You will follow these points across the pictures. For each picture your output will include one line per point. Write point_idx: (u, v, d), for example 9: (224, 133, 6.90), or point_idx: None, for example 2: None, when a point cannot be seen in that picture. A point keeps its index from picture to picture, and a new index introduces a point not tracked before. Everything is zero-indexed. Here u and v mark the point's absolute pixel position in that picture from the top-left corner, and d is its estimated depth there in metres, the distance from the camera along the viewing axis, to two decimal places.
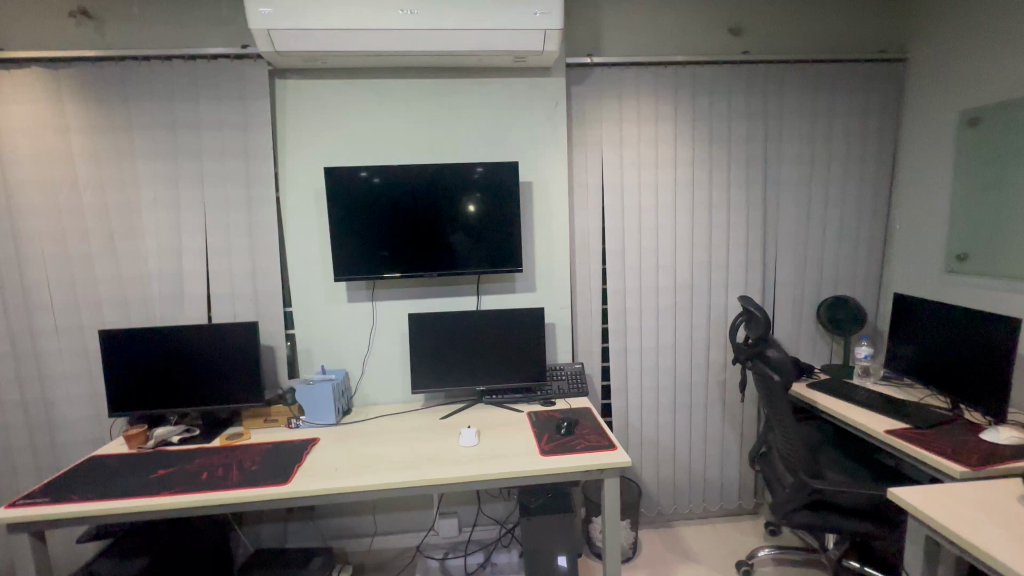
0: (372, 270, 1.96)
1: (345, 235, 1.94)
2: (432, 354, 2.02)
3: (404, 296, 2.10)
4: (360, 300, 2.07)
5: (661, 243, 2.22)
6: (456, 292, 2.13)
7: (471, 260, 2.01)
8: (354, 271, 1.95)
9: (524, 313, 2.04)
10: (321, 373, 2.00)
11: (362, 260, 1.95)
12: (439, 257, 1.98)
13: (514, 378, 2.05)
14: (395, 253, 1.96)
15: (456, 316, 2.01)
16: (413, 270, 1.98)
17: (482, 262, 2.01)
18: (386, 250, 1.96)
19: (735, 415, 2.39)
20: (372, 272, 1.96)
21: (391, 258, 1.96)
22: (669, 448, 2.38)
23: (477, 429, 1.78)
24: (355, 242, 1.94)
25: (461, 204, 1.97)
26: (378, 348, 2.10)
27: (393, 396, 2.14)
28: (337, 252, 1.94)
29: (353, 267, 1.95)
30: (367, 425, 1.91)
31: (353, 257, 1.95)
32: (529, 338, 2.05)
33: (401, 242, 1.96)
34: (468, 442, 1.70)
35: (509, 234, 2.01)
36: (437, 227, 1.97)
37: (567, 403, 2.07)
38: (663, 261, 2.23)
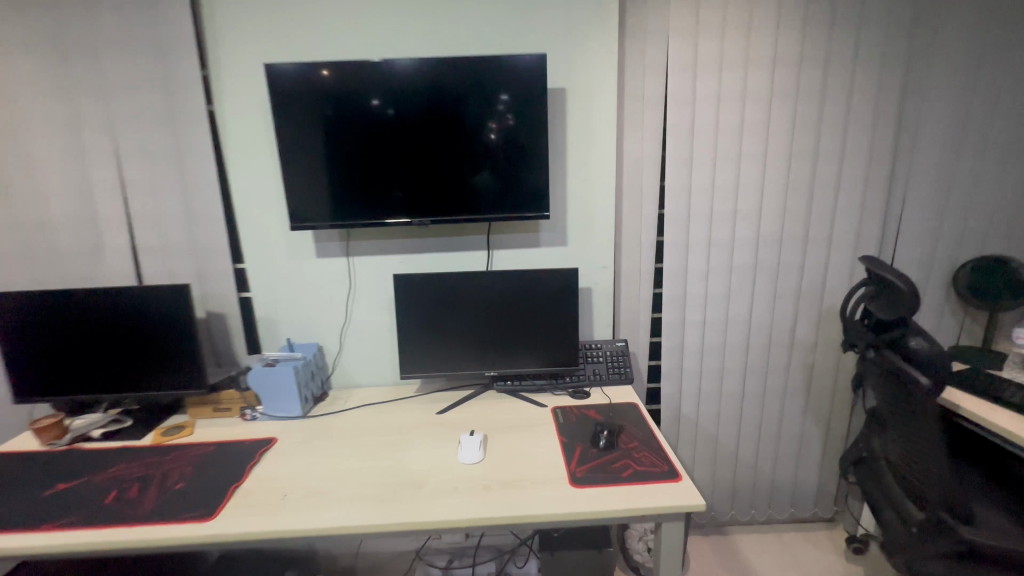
0: (342, 215, 1.45)
1: (303, 165, 1.42)
2: (425, 328, 1.52)
3: (391, 250, 1.58)
4: (333, 256, 1.57)
5: (743, 181, 1.60)
6: (458, 246, 1.59)
7: (477, 202, 1.46)
8: (318, 216, 1.45)
9: (549, 276, 1.51)
10: (284, 351, 1.55)
11: (329, 203, 1.44)
12: (433, 197, 1.45)
13: (533, 362, 1.55)
14: (372, 192, 1.43)
15: (457, 278, 1.49)
16: (397, 216, 1.45)
17: (492, 207, 1.46)
18: (361, 188, 1.43)
19: (822, 407, 1.84)
20: (343, 219, 1.45)
21: (368, 200, 1.44)
22: (731, 446, 1.88)
23: (483, 436, 1.31)
24: (317, 176, 1.42)
25: (491, 114, 1.39)
26: (358, 318, 1.62)
27: (381, 378, 1.68)
28: (295, 190, 1.43)
29: (317, 212, 1.45)
30: (342, 420, 1.46)
31: (316, 197, 1.43)
32: (556, 310, 1.53)
33: (379, 177, 1.43)
34: (469, 457, 1.23)
35: (533, 165, 1.44)
36: (445, 147, 1.41)
37: (604, 393, 1.57)
38: (742, 206, 1.62)
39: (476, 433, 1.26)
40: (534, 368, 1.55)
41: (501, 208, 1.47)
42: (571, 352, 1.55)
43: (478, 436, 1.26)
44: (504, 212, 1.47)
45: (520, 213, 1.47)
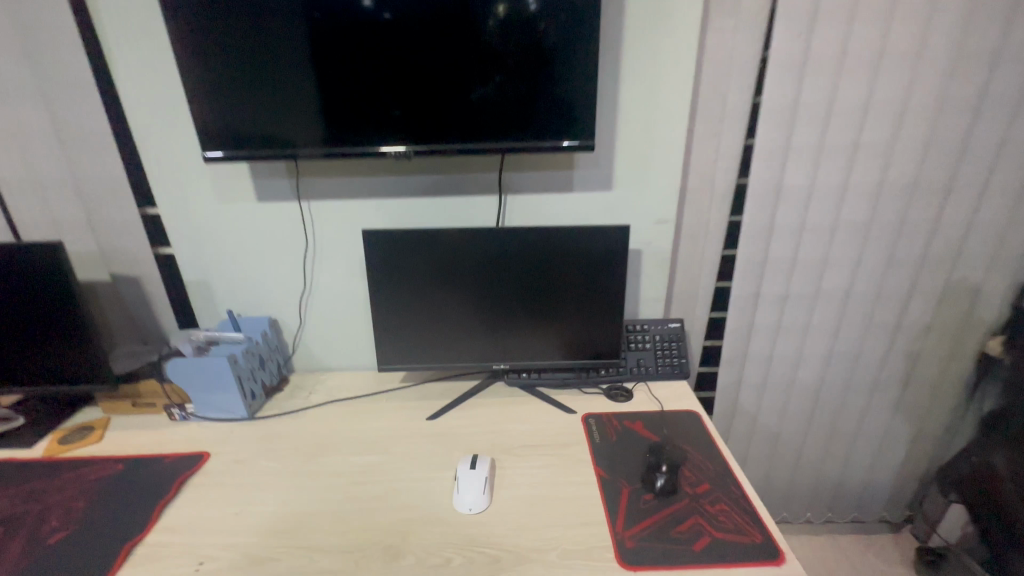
0: (290, 139, 0.97)
1: (220, 55, 0.90)
2: (411, 305, 1.10)
3: (362, 193, 1.11)
4: (281, 200, 1.12)
5: (877, 100, 1.10)
6: (457, 189, 1.12)
7: (496, 122, 0.97)
8: (253, 139, 0.96)
9: (586, 238, 1.06)
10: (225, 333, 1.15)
11: (268, 118, 0.95)
12: (438, 112, 0.96)
13: (558, 353, 1.15)
14: (331, 103, 0.94)
15: (456, 239, 1.05)
16: (372, 142, 0.97)
17: (513, 132, 0.97)
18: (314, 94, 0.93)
19: (920, 403, 1.45)
20: (291, 145, 0.97)
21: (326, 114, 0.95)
22: (794, 445, 1.53)
23: (489, 467, 0.93)
24: (242, 75, 0.92)
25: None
26: (323, 285, 1.20)
27: (356, 361, 1.29)
28: (217, 96, 0.93)
29: (251, 132, 0.96)
30: (301, 426, 1.10)
31: (246, 109, 0.94)
32: (593, 285, 1.09)
33: (341, 78, 0.92)
34: (469, 504, 0.86)
35: (572, 66, 0.93)
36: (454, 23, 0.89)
37: (650, 393, 1.18)
38: (867, 138, 1.13)
39: (478, 465, 0.89)
40: (559, 361, 1.15)
41: (526, 133, 0.98)
42: (610, 340, 1.14)
43: (481, 469, 0.89)
44: (529, 140, 0.98)
45: (550, 143, 0.98)
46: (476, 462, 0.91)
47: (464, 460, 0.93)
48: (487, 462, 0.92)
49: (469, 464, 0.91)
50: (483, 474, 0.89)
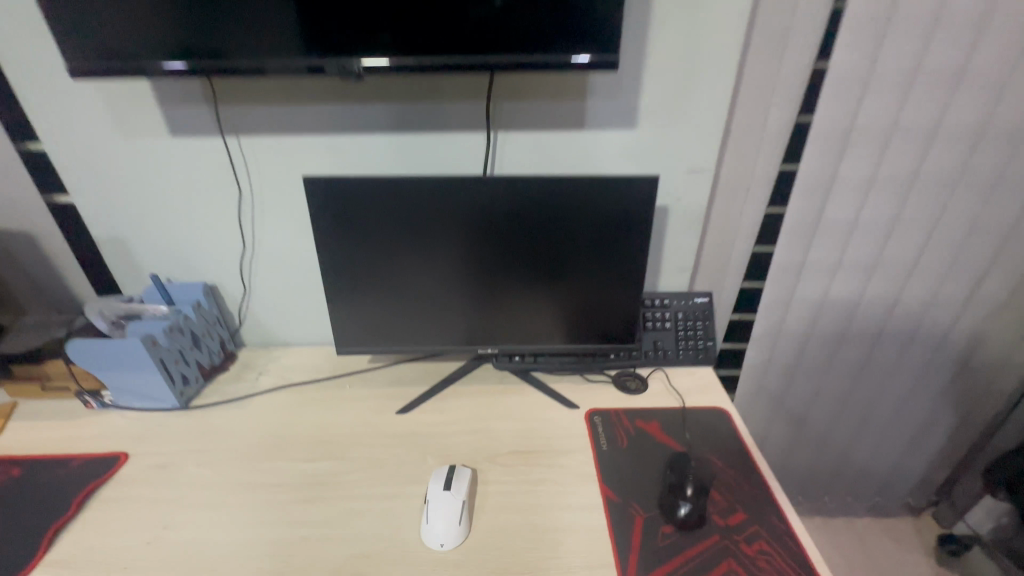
0: (237, 43, 0.69)
1: None
2: (376, 276, 0.87)
3: (308, 126, 0.85)
4: (201, 134, 0.85)
5: (1002, 8, 0.81)
6: (432, 123, 0.85)
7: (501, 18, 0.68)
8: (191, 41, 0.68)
9: (599, 193, 0.81)
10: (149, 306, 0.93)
11: (203, 11, 0.67)
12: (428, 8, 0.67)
13: (558, 335, 0.93)
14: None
15: (428, 191, 0.79)
16: (349, 49, 0.69)
17: (540, 40, 0.69)
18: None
19: (975, 390, 1.26)
20: (243, 52, 0.69)
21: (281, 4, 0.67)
22: (822, 431, 1.36)
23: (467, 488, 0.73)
24: None
25: None
26: (268, 245, 0.96)
27: (317, 335, 1.08)
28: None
29: (166, 39, 0.68)
30: (244, 419, 0.90)
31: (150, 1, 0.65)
32: (606, 254, 0.86)
33: None
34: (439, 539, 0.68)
35: None
36: None
37: (668, 381, 0.98)
38: (978, 63, 0.85)
39: (453, 490, 0.70)
40: (559, 344, 0.94)
41: (551, 44, 0.70)
42: (623, 320, 0.92)
43: (456, 494, 0.71)
44: (553, 54, 0.70)
45: (565, 58, 0.70)
46: (452, 482, 0.72)
47: (438, 474, 0.75)
48: (466, 483, 0.73)
49: (443, 485, 0.72)
50: (458, 500, 0.70)
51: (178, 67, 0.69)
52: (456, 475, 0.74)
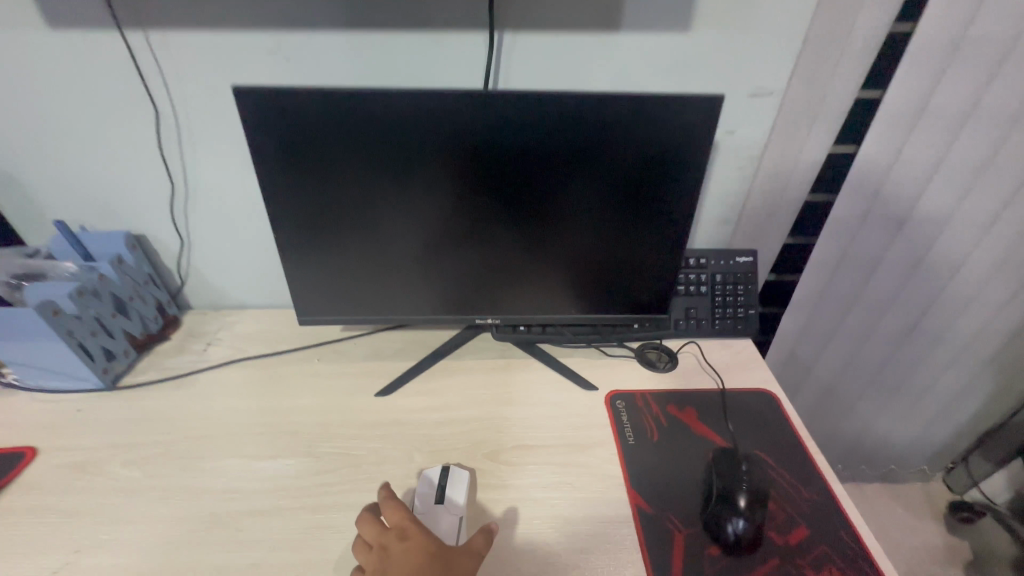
0: None
1: None
2: (343, 228, 0.67)
3: (242, 19, 0.62)
4: (95, 26, 0.62)
5: None
6: (413, 19, 0.63)
7: None
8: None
9: (636, 121, 0.60)
10: (55, 262, 0.73)
11: None
12: None
13: (572, 303, 0.76)
14: None
15: (407, 112, 0.58)
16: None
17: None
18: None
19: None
20: None
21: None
22: (847, 402, 1.23)
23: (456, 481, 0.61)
24: None
25: None
26: (202, 183, 0.75)
27: (276, 296, 0.89)
28: None
29: None
30: (187, 402, 0.73)
31: None
32: (638, 204, 0.67)
33: None
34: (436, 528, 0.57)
35: None
36: None
37: (701, 355, 0.83)
38: None
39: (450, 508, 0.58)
40: (573, 314, 0.77)
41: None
42: (650, 285, 0.75)
43: (455, 511, 0.59)
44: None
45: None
46: (445, 493, 0.60)
47: (427, 478, 0.62)
48: (464, 493, 0.61)
49: (436, 498, 0.60)
50: (458, 518, 0.58)
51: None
52: (450, 482, 0.61)
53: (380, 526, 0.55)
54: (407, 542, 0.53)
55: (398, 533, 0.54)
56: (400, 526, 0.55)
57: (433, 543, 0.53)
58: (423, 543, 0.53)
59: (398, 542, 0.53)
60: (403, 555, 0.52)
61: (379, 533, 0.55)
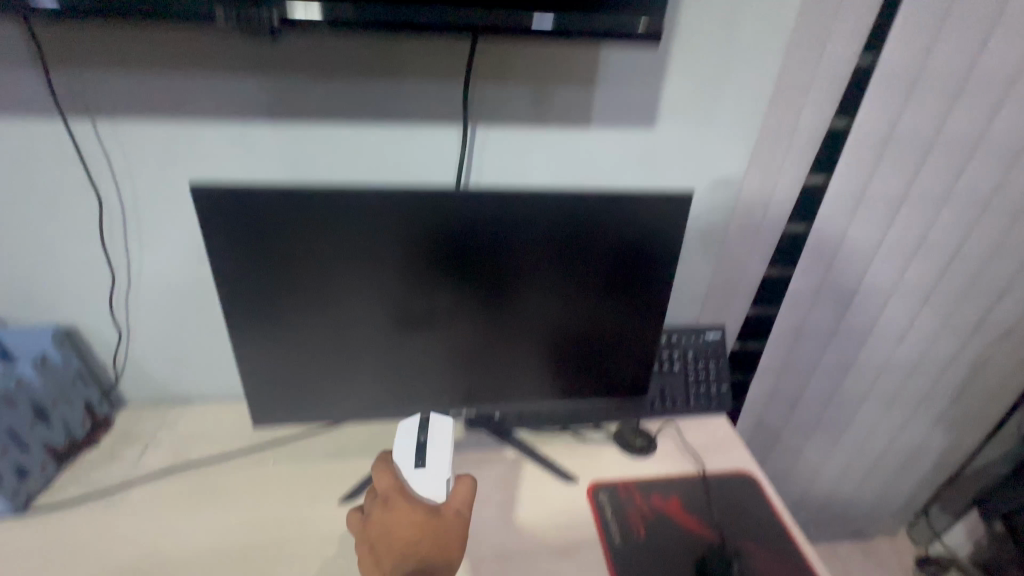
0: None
1: None
2: (305, 324, 0.63)
3: (202, 112, 0.59)
4: (37, 119, 0.58)
5: None
6: (385, 116, 0.62)
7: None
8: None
9: (613, 218, 0.61)
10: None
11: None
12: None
13: (550, 390, 0.74)
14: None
15: (382, 209, 0.57)
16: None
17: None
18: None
19: (975, 423, 1.18)
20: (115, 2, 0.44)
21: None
22: (814, 467, 1.23)
23: (440, 427, 0.62)
24: None
25: None
26: (147, 274, 0.69)
27: (225, 386, 0.81)
28: None
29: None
30: (114, 526, 0.63)
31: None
32: (615, 293, 0.67)
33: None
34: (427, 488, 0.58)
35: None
36: None
37: (679, 435, 0.81)
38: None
39: (434, 460, 0.59)
40: (553, 401, 0.74)
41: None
42: (629, 370, 0.74)
43: (435, 477, 0.58)
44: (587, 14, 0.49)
45: (610, 15, 0.49)
46: (427, 454, 0.59)
47: (406, 432, 0.61)
48: (445, 457, 0.60)
49: (417, 460, 0.59)
50: (437, 485, 0.58)
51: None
52: (432, 438, 0.61)
53: (371, 495, 0.59)
54: (393, 514, 0.55)
55: (386, 502, 0.57)
56: (386, 491, 0.57)
57: (421, 513, 0.55)
58: (410, 513, 0.55)
59: (384, 507, 0.56)
60: (389, 524, 0.55)
61: (370, 502, 0.58)
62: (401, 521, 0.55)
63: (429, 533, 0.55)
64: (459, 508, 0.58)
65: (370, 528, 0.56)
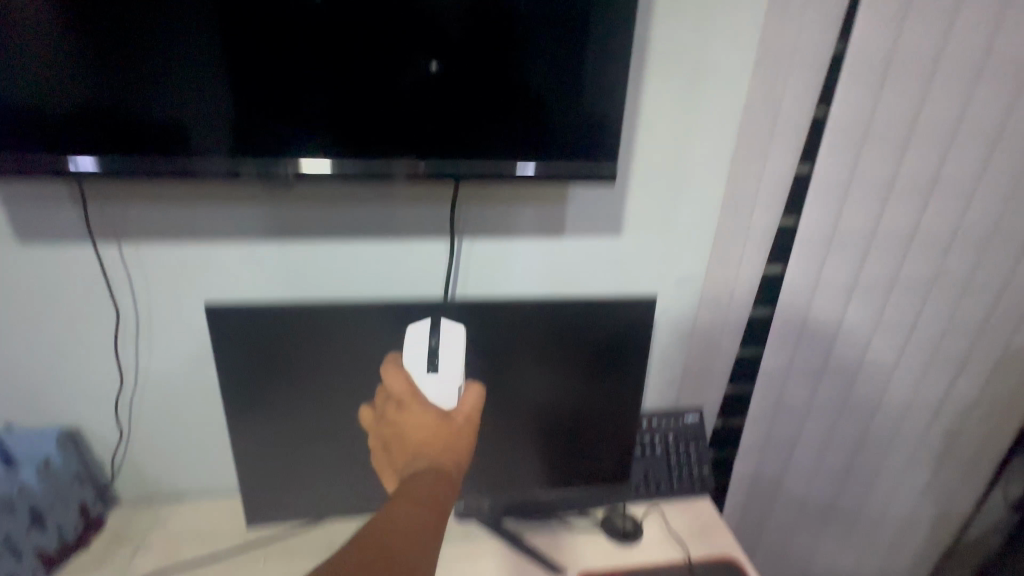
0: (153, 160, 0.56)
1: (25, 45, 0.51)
2: (303, 425, 0.67)
3: (219, 234, 0.67)
4: (71, 245, 0.65)
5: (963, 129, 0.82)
6: (382, 232, 0.70)
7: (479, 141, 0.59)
8: (99, 138, 0.55)
9: (590, 322, 0.69)
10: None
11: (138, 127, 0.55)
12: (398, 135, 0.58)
13: (540, 481, 0.77)
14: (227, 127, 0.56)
15: (379, 321, 0.64)
16: (281, 144, 0.57)
17: (504, 142, 0.60)
18: (194, 63, 0.54)
19: (961, 496, 1.18)
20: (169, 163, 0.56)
21: (213, 102, 0.55)
22: (809, 546, 1.21)
23: (453, 335, 0.58)
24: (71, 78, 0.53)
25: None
26: (155, 377, 0.74)
27: (220, 482, 0.83)
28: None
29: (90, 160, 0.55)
30: None
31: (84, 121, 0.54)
32: (597, 388, 0.73)
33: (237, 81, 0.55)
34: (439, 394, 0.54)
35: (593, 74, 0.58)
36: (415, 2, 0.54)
37: (665, 518, 0.84)
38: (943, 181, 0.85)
39: (447, 369, 0.55)
40: (544, 492, 0.77)
41: (498, 148, 0.60)
42: (614, 459, 0.78)
43: (448, 384, 0.54)
44: (547, 161, 0.61)
45: (573, 165, 0.61)
46: (438, 360, 0.56)
47: (416, 336, 0.57)
48: (458, 362, 0.56)
49: (429, 364, 0.55)
50: (450, 389, 0.54)
51: (87, 164, 0.55)
52: (443, 343, 0.57)
53: (383, 395, 0.57)
54: (408, 415, 0.53)
55: (399, 405, 0.54)
56: (399, 395, 0.54)
57: (434, 416, 0.52)
58: (424, 417, 0.52)
59: (398, 410, 0.54)
60: (404, 427, 0.53)
61: (383, 400, 0.56)
62: (413, 423, 0.52)
63: (444, 438, 0.52)
64: (471, 414, 0.54)
65: (385, 428, 0.54)
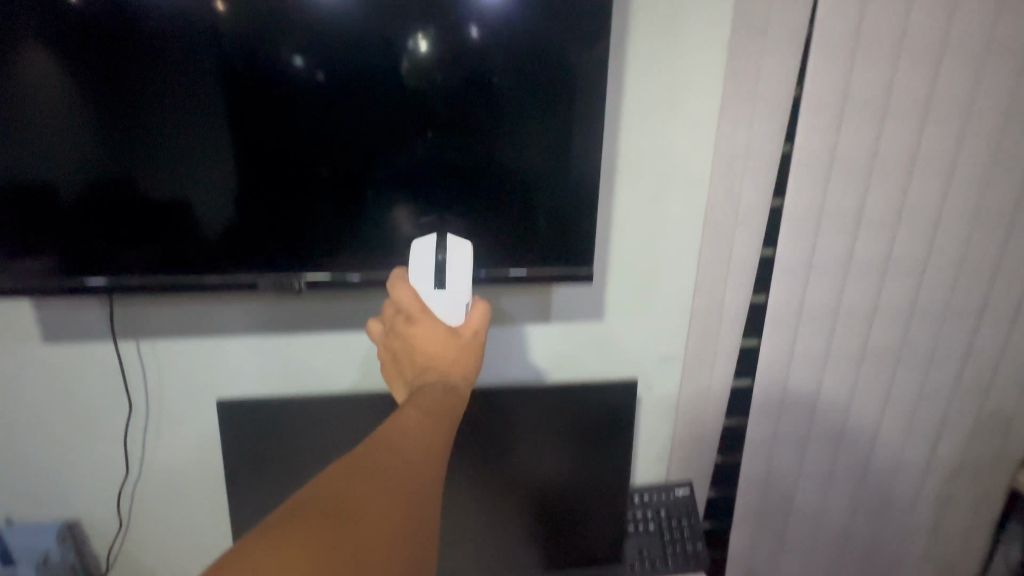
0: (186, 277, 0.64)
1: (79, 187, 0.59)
2: None
3: (231, 330, 0.72)
4: (91, 344, 0.70)
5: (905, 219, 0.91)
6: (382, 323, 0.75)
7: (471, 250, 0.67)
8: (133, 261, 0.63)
9: (581, 405, 0.78)
10: None
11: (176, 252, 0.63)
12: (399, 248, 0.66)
13: (539, 557, 0.82)
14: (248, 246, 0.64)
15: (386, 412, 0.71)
16: (295, 261, 0.65)
17: (492, 250, 0.68)
18: (222, 196, 0.62)
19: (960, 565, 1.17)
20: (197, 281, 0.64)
21: (235, 229, 0.64)
22: None
23: (462, 248, 0.53)
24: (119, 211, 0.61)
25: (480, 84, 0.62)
26: (160, 467, 0.76)
27: None
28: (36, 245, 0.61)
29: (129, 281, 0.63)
30: None
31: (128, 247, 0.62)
32: (591, 466, 0.81)
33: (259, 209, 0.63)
34: (449, 309, 0.50)
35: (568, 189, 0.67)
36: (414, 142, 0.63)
37: None
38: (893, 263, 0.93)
39: (456, 287, 0.51)
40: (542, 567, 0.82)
41: (485, 256, 0.68)
42: (608, 535, 0.83)
43: (457, 301, 0.50)
44: (532, 262, 0.69)
45: (554, 266, 0.69)
46: (446, 275, 0.52)
47: (423, 249, 0.53)
48: (467, 278, 0.52)
49: (437, 284, 0.51)
50: (460, 306, 0.50)
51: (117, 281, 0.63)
52: (451, 262, 0.52)
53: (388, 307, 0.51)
54: (417, 328, 0.47)
55: (408, 319, 0.48)
56: (405, 308, 0.48)
57: (445, 329, 0.47)
58: (435, 329, 0.47)
59: (406, 324, 0.48)
60: (414, 341, 0.47)
61: (389, 313, 0.50)
62: (423, 336, 0.46)
63: (457, 351, 0.47)
64: (480, 332, 0.50)
65: (391, 342, 0.49)
